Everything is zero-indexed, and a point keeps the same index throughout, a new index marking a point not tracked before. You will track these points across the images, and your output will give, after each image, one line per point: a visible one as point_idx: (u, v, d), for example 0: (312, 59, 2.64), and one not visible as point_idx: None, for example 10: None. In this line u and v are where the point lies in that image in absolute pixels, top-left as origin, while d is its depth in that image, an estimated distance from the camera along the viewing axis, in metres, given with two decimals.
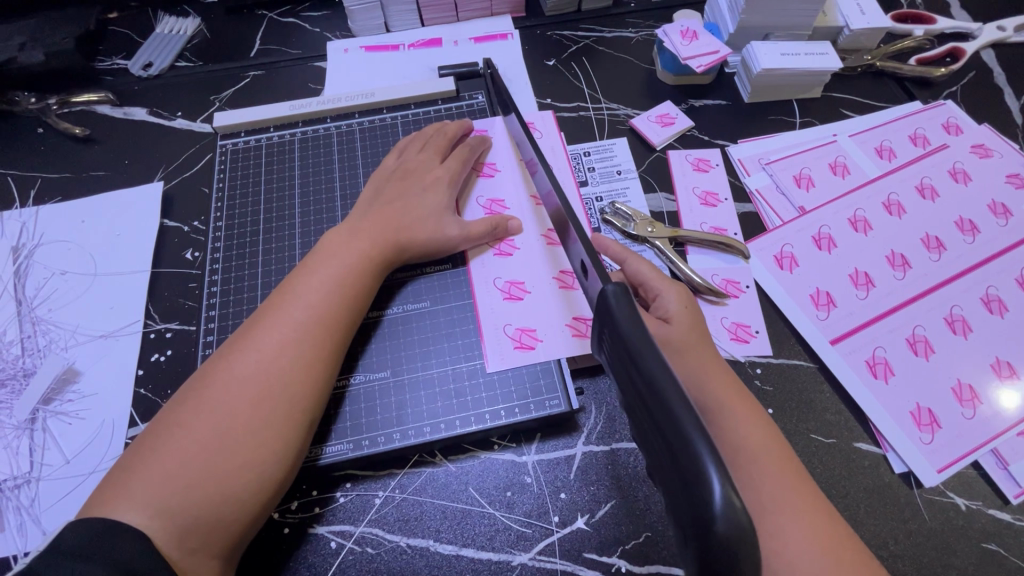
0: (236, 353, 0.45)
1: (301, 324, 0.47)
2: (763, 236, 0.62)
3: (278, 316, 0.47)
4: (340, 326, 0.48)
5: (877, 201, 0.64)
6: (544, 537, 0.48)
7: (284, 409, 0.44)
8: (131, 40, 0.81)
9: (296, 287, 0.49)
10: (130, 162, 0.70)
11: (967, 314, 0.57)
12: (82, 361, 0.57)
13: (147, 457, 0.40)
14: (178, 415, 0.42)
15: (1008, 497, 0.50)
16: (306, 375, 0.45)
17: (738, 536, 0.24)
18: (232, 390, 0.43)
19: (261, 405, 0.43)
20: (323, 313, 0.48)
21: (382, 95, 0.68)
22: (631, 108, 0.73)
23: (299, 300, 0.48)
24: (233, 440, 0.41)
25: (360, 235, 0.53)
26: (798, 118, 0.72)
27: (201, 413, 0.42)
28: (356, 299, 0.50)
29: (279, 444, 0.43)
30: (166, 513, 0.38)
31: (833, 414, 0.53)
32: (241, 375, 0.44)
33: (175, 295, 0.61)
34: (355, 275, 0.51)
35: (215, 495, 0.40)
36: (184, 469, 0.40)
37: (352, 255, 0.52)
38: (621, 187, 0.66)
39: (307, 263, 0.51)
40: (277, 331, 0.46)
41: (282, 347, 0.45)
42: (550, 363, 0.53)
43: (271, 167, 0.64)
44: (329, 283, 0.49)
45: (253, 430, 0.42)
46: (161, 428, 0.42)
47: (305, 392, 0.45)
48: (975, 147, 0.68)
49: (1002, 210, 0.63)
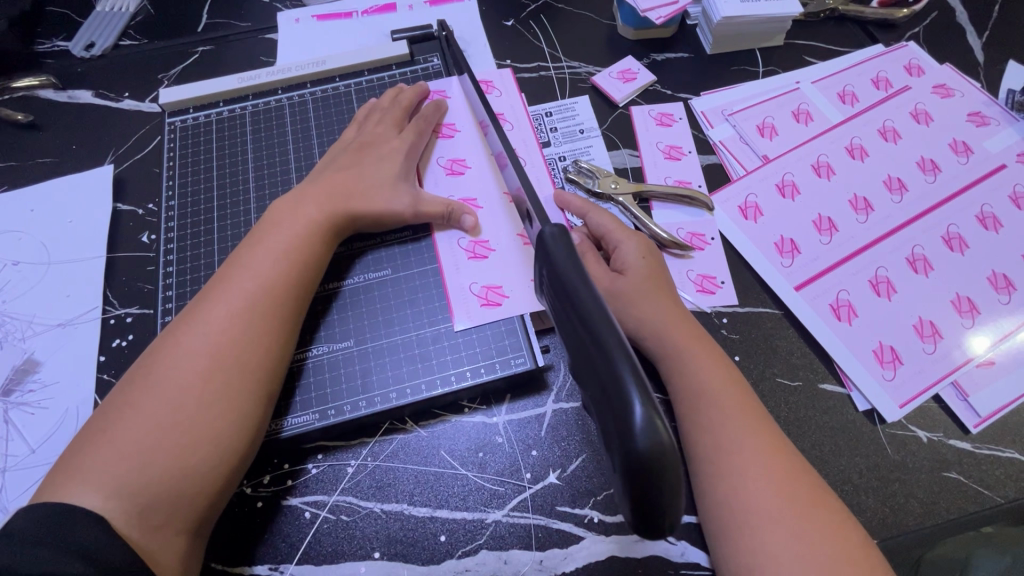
0: (184, 329, 0.46)
1: (250, 296, 0.47)
2: (727, 187, 0.62)
3: (225, 290, 0.48)
4: (291, 297, 0.49)
5: (840, 145, 0.64)
6: (516, 493, 0.48)
7: (238, 381, 0.44)
8: (71, 19, 0.77)
9: (243, 260, 0.49)
10: (77, 146, 0.68)
11: (928, 253, 0.57)
12: (41, 351, 0.56)
13: (101, 438, 0.41)
14: (130, 395, 0.43)
15: (969, 426, 0.51)
16: (257, 347, 0.46)
17: (659, 454, 0.26)
18: (182, 365, 0.44)
19: (213, 378, 0.44)
20: (272, 283, 0.48)
21: (333, 63, 0.66)
22: (592, 65, 0.71)
23: (246, 274, 0.48)
24: (187, 415, 0.42)
25: (305, 204, 0.53)
26: (761, 68, 0.71)
27: (154, 390, 0.43)
28: (307, 266, 0.50)
29: (235, 416, 0.44)
30: (122, 492, 0.39)
31: (799, 357, 0.54)
32: (190, 350, 0.45)
33: (133, 279, 0.59)
34: (303, 244, 0.51)
35: (172, 470, 0.41)
36: (139, 446, 0.41)
37: (299, 224, 0.51)
38: (584, 145, 0.65)
39: (256, 235, 0.51)
40: (226, 304, 0.47)
41: (230, 321, 0.46)
42: (514, 322, 0.53)
43: (222, 143, 0.62)
44: (277, 255, 0.49)
45: (206, 403, 0.43)
46: (114, 408, 0.43)
47: (258, 364, 0.46)
48: (936, 87, 0.68)
49: (963, 148, 0.63)
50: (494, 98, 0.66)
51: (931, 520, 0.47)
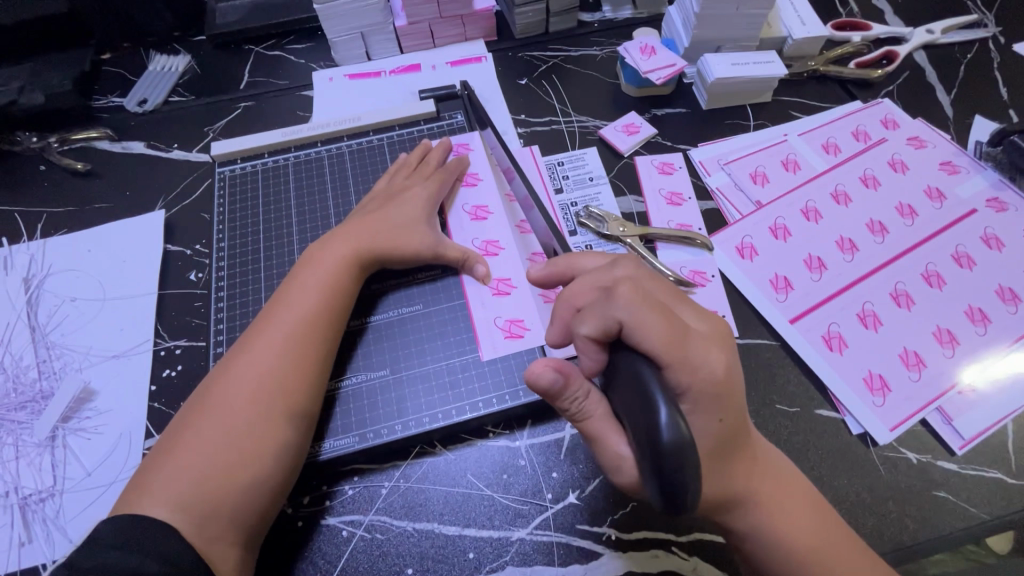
0: (236, 360, 0.51)
1: (292, 329, 0.53)
2: (725, 229, 0.68)
3: (271, 324, 0.53)
4: (328, 327, 0.54)
5: (826, 192, 0.70)
6: (539, 512, 0.52)
7: (282, 405, 0.49)
8: (126, 78, 0.85)
9: (285, 296, 0.55)
10: (130, 192, 0.75)
11: (909, 289, 0.63)
12: (97, 381, 0.61)
13: (166, 460, 0.47)
14: (190, 419, 0.49)
15: (954, 448, 0.55)
16: (298, 373, 0.51)
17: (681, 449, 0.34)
18: (234, 392, 0.49)
19: (260, 405, 0.49)
20: (311, 318, 0.53)
21: (368, 119, 0.73)
22: (599, 119, 0.78)
23: (288, 308, 0.54)
24: (238, 437, 0.47)
25: (340, 244, 0.58)
26: (752, 121, 0.78)
27: (210, 413, 0.49)
28: (341, 301, 0.56)
29: (280, 436, 0.49)
30: (185, 506, 0.44)
31: (795, 385, 0.58)
32: (240, 378, 0.50)
33: (182, 314, 0.65)
34: (339, 280, 0.56)
35: (228, 486, 0.46)
36: (199, 466, 0.46)
37: (334, 261, 0.57)
38: (594, 192, 0.72)
39: (297, 273, 0.57)
40: (271, 336, 0.52)
41: (275, 351, 0.51)
42: (534, 352, 0.58)
43: (267, 190, 0.68)
44: (315, 290, 0.55)
45: (256, 425, 0.48)
46: (176, 432, 0.48)
47: (300, 388, 0.51)
48: (911, 139, 0.75)
49: (937, 194, 0.70)
50: None
51: (924, 534, 0.51)
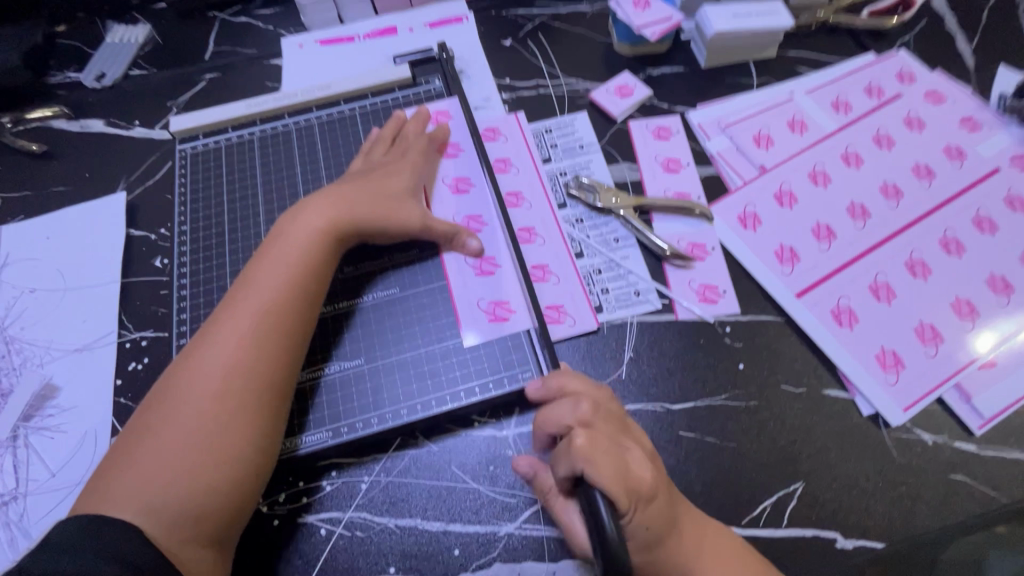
0: (198, 351, 0.47)
1: (258, 316, 0.48)
2: (726, 197, 0.63)
3: (234, 310, 0.49)
4: (299, 311, 0.50)
5: (836, 153, 0.65)
6: (528, 505, 0.49)
7: (252, 398, 0.46)
8: (82, 51, 0.80)
9: (249, 279, 0.50)
10: (90, 175, 0.70)
11: (925, 258, 0.58)
12: (59, 376, 0.57)
13: (127, 461, 0.43)
14: (152, 416, 0.45)
15: (972, 428, 0.51)
16: (267, 363, 0.47)
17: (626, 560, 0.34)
18: (198, 386, 0.45)
19: (225, 400, 0.45)
20: (277, 303, 0.49)
21: (338, 87, 0.67)
22: (589, 82, 0.73)
23: (253, 293, 0.49)
24: (205, 435, 0.44)
25: (308, 219, 0.53)
26: (756, 79, 0.72)
27: (172, 411, 0.45)
28: (309, 281, 0.51)
29: (252, 430, 0.45)
30: (152, 509, 0.41)
31: (802, 363, 0.54)
32: (204, 371, 0.46)
33: (147, 303, 0.61)
34: (307, 259, 0.51)
35: (196, 487, 0.43)
36: (161, 467, 0.43)
37: (302, 238, 0.52)
38: (584, 161, 0.66)
39: (262, 252, 0.52)
40: (235, 324, 0.48)
41: (240, 340, 0.47)
42: (519, 336, 0.54)
43: (231, 168, 0.64)
44: (282, 272, 0.50)
45: (223, 422, 0.44)
46: (137, 431, 0.45)
47: (270, 380, 0.47)
48: (929, 94, 0.69)
49: (957, 153, 0.64)
50: (500, 145, 0.67)
51: (938, 521, 0.48)
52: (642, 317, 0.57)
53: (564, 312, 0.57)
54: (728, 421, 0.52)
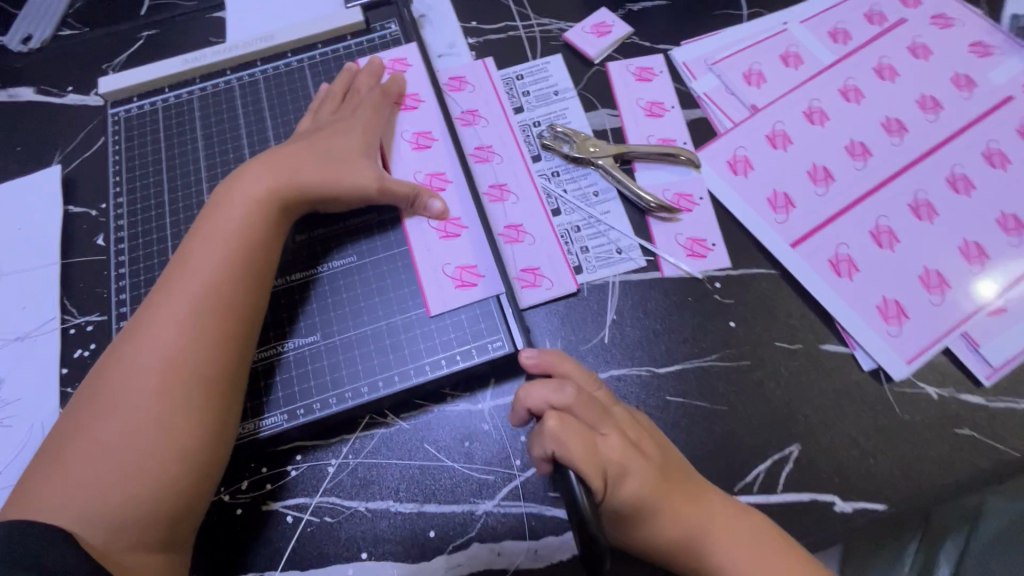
0: (133, 340, 0.43)
1: (198, 299, 0.44)
2: (714, 142, 0.58)
3: (170, 295, 0.44)
4: (244, 292, 0.45)
5: (833, 88, 0.59)
6: (506, 482, 0.46)
7: (196, 389, 0.42)
8: (5, 12, 0.72)
9: (186, 259, 0.46)
10: (22, 148, 0.64)
11: (931, 198, 0.53)
12: (1, 368, 0.53)
13: (62, 463, 0.40)
14: (86, 414, 0.41)
15: (981, 379, 0.48)
16: (212, 350, 0.43)
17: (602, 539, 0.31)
18: (134, 378, 0.41)
19: (165, 392, 0.41)
20: (219, 284, 0.44)
21: (283, 37, 0.61)
22: (563, 20, 0.66)
23: (191, 274, 0.45)
24: (145, 432, 0.40)
25: (250, 190, 0.48)
26: (746, 9, 0.65)
27: (108, 407, 0.41)
28: (254, 258, 0.46)
29: (199, 424, 0.41)
30: (91, 513, 0.38)
31: (798, 319, 0.50)
32: (140, 362, 0.42)
33: (91, 285, 0.56)
34: (249, 233, 0.47)
35: (140, 488, 0.39)
36: (100, 468, 0.39)
37: (243, 211, 0.47)
38: (560, 108, 0.61)
39: (199, 228, 0.47)
40: (172, 308, 0.43)
41: (179, 326, 0.43)
42: (489, 303, 0.50)
43: (170, 132, 0.58)
44: (223, 249, 0.46)
45: (165, 417, 0.41)
46: (71, 429, 0.41)
47: (216, 369, 0.43)
48: (935, 18, 0.62)
49: (966, 82, 0.59)
50: (465, 94, 0.61)
51: (944, 479, 0.45)
52: (624, 276, 0.53)
53: (540, 274, 0.52)
54: (718, 383, 0.48)
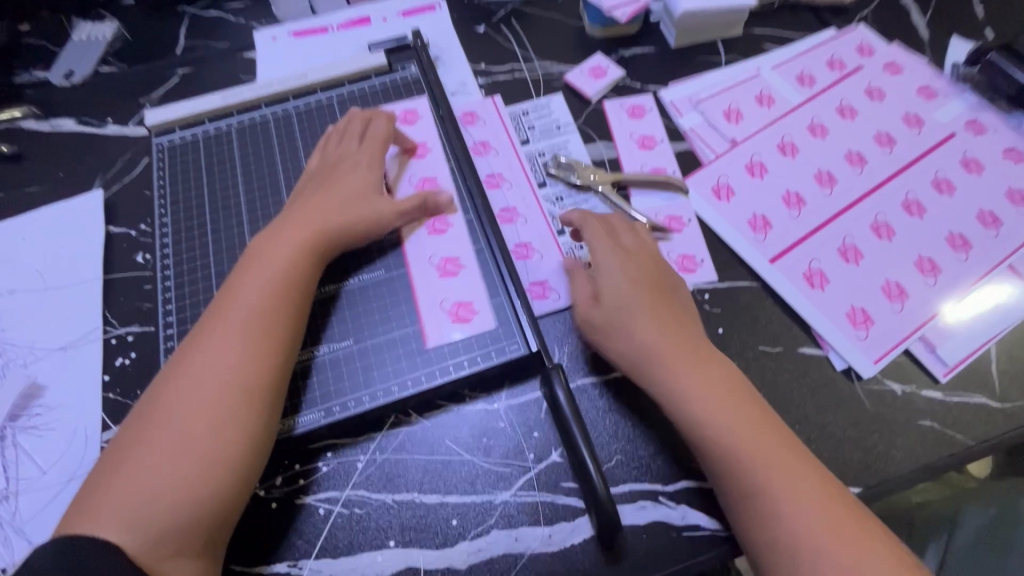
0: (185, 363, 0.47)
1: (245, 327, 0.48)
2: (699, 171, 0.65)
3: (221, 323, 0.49)
4: (286, 320, 0.50)
5: (802, 125, 0.67)
6: (522, 473, 0.51)
7: (240, 409, 0.46)
8: (47, 50, 0.78)
9: (236, 290, 0.50)
10: (63, 174, 0.69)
11: (890, 220, 0.61)
12: (45, 375, 0.57)
13: (112, 477, 0.43)
14: (137, 431, 0.45)
15: (938, 376, 0.54)
16: (256, 374, 0.47)
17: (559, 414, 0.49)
18: (185, 399, 0.46)
19: (216, 408, 0.45)
20: (265, 313, 0.49)
21: (315, 76, 0.68)
22: (563, 64, 0.74)
23: (240, 304, 0.49)
24: (191, 448, 0.44)
25: (294, 229, 0.53)
26: (723, 56, 0.74)
27: (159, 425, 0.45)
28: (295, 289, 0.51)
29: (240, 441, 0.45)
30: (136, 525, 0.42)
31: (778, 325, 0.57)
32: (191, 383, 0.46)
33: (131, 299, 0.60)
34: (291, 268, 0.52)
35: (183, 501, 0.43)
36: (151, 480, 0.43)
37: (287, 248, 0.52)
38: (563, 141, 0.68)
39: (247, 263, 0.52)
40: (222, 335, 0.48)
41: (228, 352, 0.47)
42: (505, 312, 0.55)
43: (210, 160, 0.63)
44: (269, 282, 0.51)
45: (211, 434, 0.45)
46: (123, 445, 0.45)
47: (258, 390, 0.47)
48: (887, 66, 0.72)
49: (915, 120, 0.67)
50: (477, 128, 0.68)
51: (910, 464, 0.51)
52: None
53: (549, 287, 0.58)
54: None
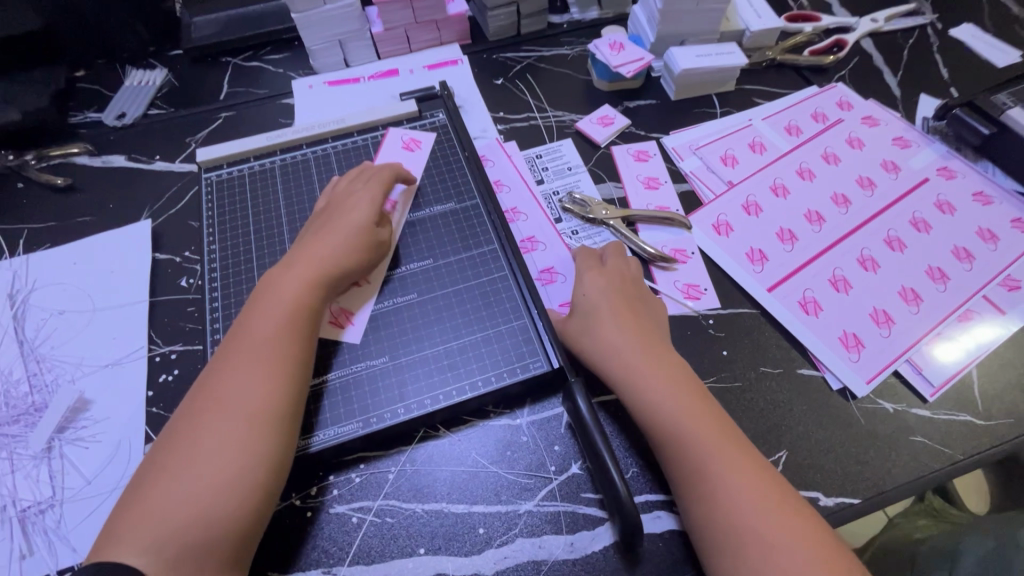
0: (204, 392, 0.50)
1: (257, 354, 0.52)
2: (701, 209, 0.71)
3: (235, 353, 0.52)
4: (295, 347, 0.53)
5: (792, 169, 0.75)
6: (544, 485, 0.54)
7: (252, 431, 0.48)
8: (101, 94, 0.85)
9: (248, 323, 0.54)
10: (113, 205, 0.74)
11: (874, 255, 0.67)
12: (91, 391, 0.60)
13: (137, 501, 0.46)
14: (159, 458, 0.48)
15: (926, 395, 0.59)
16: (266, 398, 0.50)
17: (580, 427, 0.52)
18: (202, 425, 0.48)
19: (233, 437, 0.48)
20: (274, 341, 0.52)
21: (352, 121, 0.75)
22: (575, 113, 0.82)
23: (252, 335, 0.53)
24: (207, 472, 0.46)
25: (301, 263, 0.57)
26: (719, 109, 0.82)
27: (178, 451, 0.48)
28: (303, 318, 0.55)
29: (253, 462, 0.47)
30: (156, 546, 0.43)
31: (777, 348, 0.62)
32: (207, 410, 0.49)
33: (175, 319, 0.65)
34: (299, 298, 0.55)
35: (200, 523, 0.45)
36: (169, 504, 0.45)
37: (294, 280, 0.56)
38: (574, 181, 0.74)
39: (258, 297, 0.56)
40: (236, 364, 0.51)
41: (241, 379, 0.50)
42: (529, 333, 0.60)
43: (255, 194, 0.69)
44: (278, 312, 0.54)
45: (225, 457, 0.47)
46: (146, 472, 0.48)
47: (268, 413, 0.49)
48: (865, 118, 0.80)
49: (892, 167, 0.75)
50: (495, 170, 0.75)
51: (905, 477, 0.55)
52: None
53: None
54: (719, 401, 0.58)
